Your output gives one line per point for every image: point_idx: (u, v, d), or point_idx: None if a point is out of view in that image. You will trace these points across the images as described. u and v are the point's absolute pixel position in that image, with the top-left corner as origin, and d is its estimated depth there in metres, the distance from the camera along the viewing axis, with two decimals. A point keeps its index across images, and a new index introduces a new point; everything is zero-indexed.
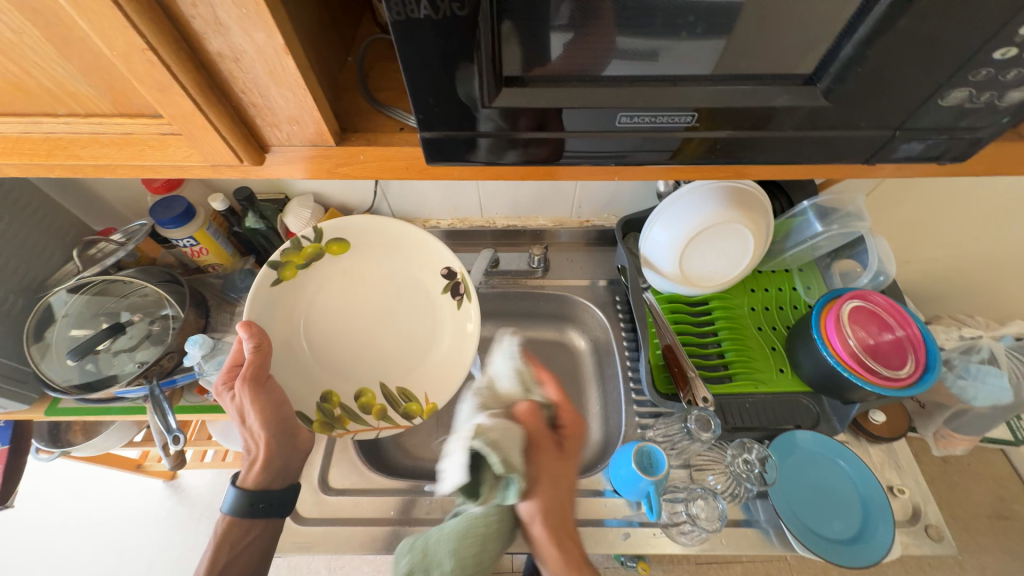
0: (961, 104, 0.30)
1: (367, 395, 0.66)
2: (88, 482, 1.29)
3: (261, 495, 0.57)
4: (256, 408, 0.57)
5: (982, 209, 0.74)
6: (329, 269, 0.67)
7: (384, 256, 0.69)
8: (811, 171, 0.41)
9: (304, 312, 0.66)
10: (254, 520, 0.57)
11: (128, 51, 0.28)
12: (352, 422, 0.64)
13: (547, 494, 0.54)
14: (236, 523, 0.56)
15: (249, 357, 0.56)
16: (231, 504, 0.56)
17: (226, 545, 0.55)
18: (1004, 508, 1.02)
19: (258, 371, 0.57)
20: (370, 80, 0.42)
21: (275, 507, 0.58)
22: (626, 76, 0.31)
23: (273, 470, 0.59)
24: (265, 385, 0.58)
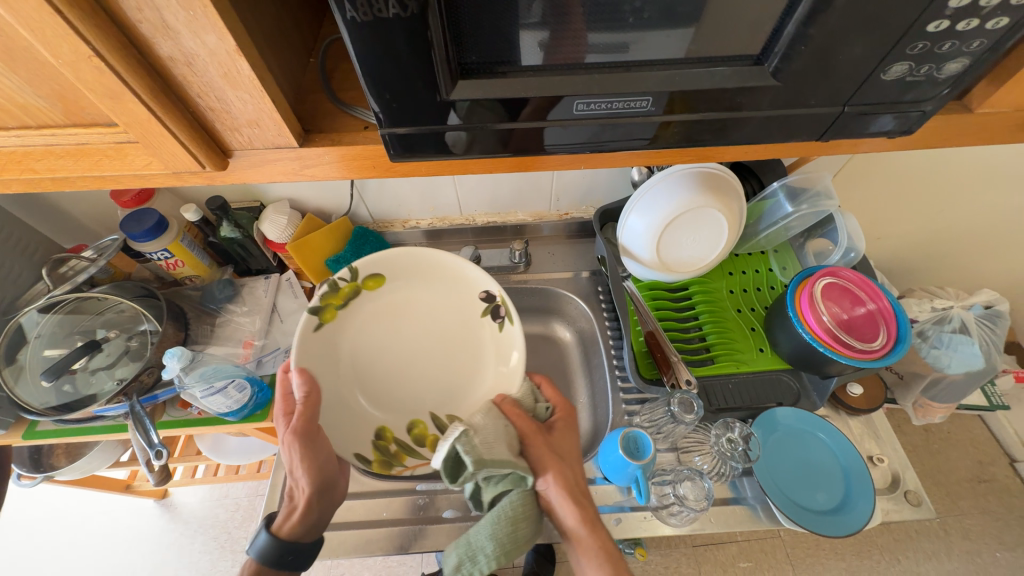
0: (903, 78, 0.32)
1: (422, 426, 0.65)
2: (76, 505, 1.26)
3: (292, 547, 0.50)
4: (304, 453, 0.53)
5: (946, 182, 0.76)
6: (369, 305, 0.66)
7: (420, 285, 0.68)
8: (772, 151, 0.42)
9: (348, 355, 0.64)
10: (284, 571, 0.50)
11: (73, 58, 0.27)
12: (409, 458, 0.62)
13: (567, 478, 0.54)
14: (264, 573, 0.50)
15: (302, 404, 0.54)
16: (260, 551, 0.50)
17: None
18: (983, 472, 1.05)
19: (309, 420, 0.54)
20: (334, 81, 0.42)
21: (304, 559, 0.51)
22: (582, 64, 0.32)
23: (309, 525, 0.53)
24: (316, 435, 0.54)
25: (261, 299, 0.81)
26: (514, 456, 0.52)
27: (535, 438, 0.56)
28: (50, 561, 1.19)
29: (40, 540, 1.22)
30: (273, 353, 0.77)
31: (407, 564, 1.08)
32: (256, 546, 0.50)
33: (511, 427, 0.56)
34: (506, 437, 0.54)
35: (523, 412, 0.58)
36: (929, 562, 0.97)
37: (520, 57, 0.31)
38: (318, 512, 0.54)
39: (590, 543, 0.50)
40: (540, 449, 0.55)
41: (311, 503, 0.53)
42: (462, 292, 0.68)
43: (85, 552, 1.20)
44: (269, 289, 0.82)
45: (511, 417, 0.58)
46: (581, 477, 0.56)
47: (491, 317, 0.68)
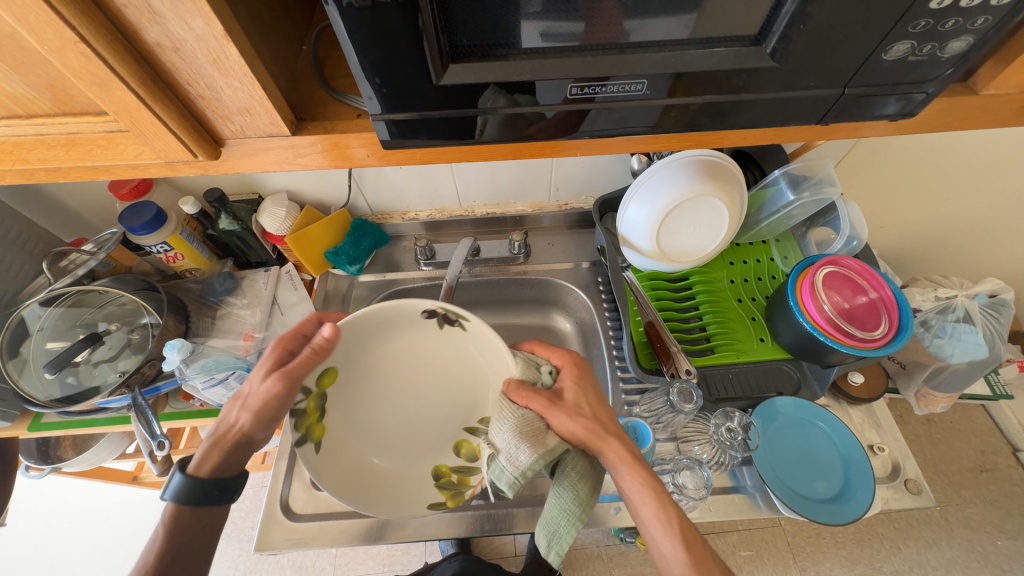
0: (905, 58, 0.31)
1: (466, 442, 0.60)
2: (84, 497, 1.28)
3: (216, 484, 0.50)
4: (268, 406, 0.51)
5: (951, 169, 0.75)
6: (349, 396, 0.58)
7: (369, 344, 0.58)
8: (772, 137, 0.41)
9: (355, 433, 0.58)
10: (203, 509, 0.50)
11: (59, 45, 0.27)
12: (473, 478, 0.57)
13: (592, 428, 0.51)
14: (185, 509, 0.49)
15: (310, 356, 0.51)
16: (175, 491, 0.49)
17: (178, 533, 0.49)
18: (986, 461, 1.05)
19: (301, 370, 0.51)
20: (327, 68, 0.41)
21: (222, 497, 0.51)
22: (576, 48, 0.31)
23: (234, 461, 0.52)
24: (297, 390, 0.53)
25: (261, 291, 0.81)
26: (541, 442, 0.50)
27: (552, 413, 0.51)
28: (61, 551, 1.21)
29: (51, 530, 1.24)
30: None
31: (411, 553, 1.10)
32: (171, 487, 0.49)
33: (525, 412, 0.52)
34: (528, 426, 0.50)
35: (533, 395, 0.52)
36: (930, 550, 0.97)
37: (518, 39, 0.31)
38: (238, 457, 0.52)
39: (633, 482, 0.48)
40: (563, 419, 0.50)
41: (233, 446, 0.52)
42: (402, 318, 0.58)
43: (95, 542, 1.22)
44: (269, 282, 0.83)
45: (522, 402, 0.52)
46: (612, 422, 0.52)
47: (449, 327, 0.59)
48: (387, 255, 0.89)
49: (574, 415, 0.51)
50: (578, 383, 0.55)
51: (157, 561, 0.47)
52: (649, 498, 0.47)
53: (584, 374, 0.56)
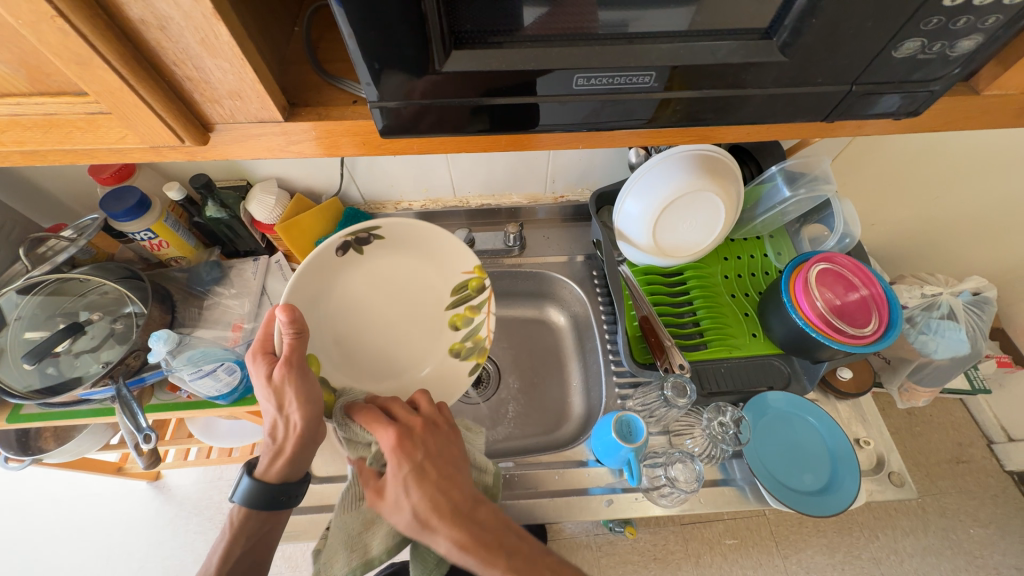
0: (915, 56, 0.30)
1: (455, 316, 0.69)
2: (67, 487, 1.26)
3: (281, 489, 0.53)
4: (296, 396, 0.51)
5: (942, 168, 0.76)
6: (338, 355, 0.62)
7: (326, 309, 0.61)
8: (774, 134, 0.41)
9: (370, 364, 0.65)
10: (271, 511, 0.53)
11: (34, 18, 0.25)
12: (481, 331, 0.70)
13: (435, 483, 0.48)
14: (252, 511, 0.53)
15: (291, 342, 0.49)
16: (245, 495, 0.52)
17: (241, 536, 0.52)
18: (962, 453, 1.08)
19: (295, 354, 0.50)
20: (320, 51, 0.40)
21: (288, 497, 0.54)
22: (582, 36, 0.30)
23: (297, 464, 0.53)
24: (307, 369, 0.52)
25: (249, 281, 0.80)
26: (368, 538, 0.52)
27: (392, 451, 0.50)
28: (45, 541, 1.20)
29: (34, 522, 1.22)
30: None
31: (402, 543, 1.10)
32: (242, 490, 0.52)
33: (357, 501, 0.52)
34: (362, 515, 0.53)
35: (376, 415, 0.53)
36: (906, 538, 1.00)
37: (523, 25, 0.30)
38: (301, 458, 0.53)
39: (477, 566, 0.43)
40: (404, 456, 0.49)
41: (288, 455, 0.52)
42: (326, 266, 0.60)
43: (79, 533, 1.20)
44: (258, 272, 0.81)
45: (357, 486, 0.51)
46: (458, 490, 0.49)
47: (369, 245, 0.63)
48: None
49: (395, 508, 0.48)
50: (425, 452, 0.51)
51: (220, 564, 0.50)
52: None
53: (437, 440, 0.53)
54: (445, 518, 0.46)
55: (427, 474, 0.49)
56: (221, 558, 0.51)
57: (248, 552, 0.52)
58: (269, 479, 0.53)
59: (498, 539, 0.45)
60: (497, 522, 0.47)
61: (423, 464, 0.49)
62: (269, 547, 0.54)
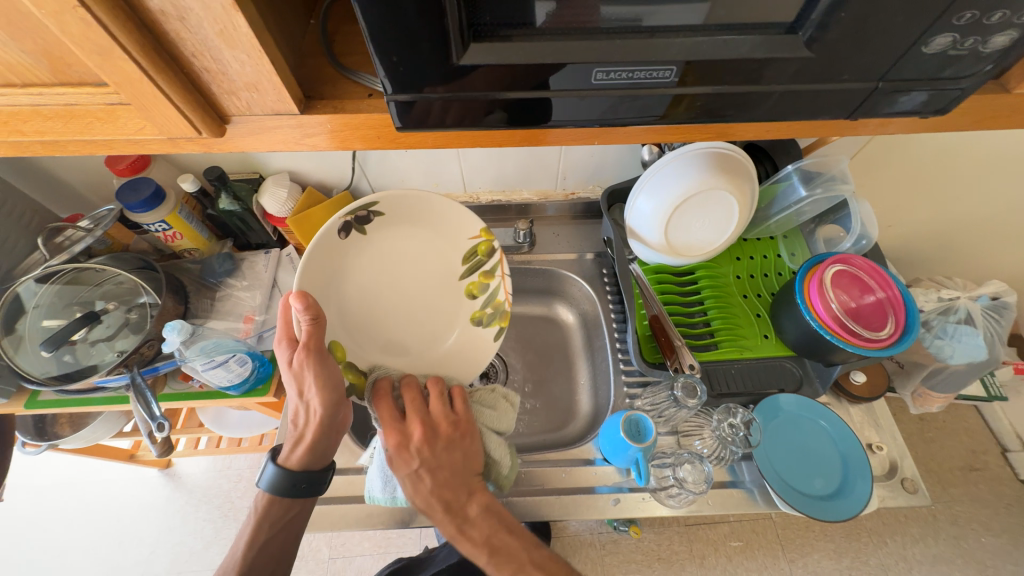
0: (945, 52, 0.30)
1: (471, 285, 0.69)
2: (81, 473, 1.28)
3: (301, 478, 0.53)
4: (317, 381, 0.51)
5: (964, 168, 0.74)
6: (358, 340, 0.62)
7: (337, 294, 0.61)
8: (794, 132, 0.40)
9: (390, 344, 0.65)
10: (293, 500, 0.53)
11: (58, 8, 0.25)
12: (498, 296, 0.69)
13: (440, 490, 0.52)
14: (275, 500, 0.53)
15: (308, 328, 0.50)
16: (269, 483, 0.53)
17: (265, 523, 0.53)
18: (975, 461, 1.06)
19: (314, 339, 0.50)
20: (335, 44, 0.40)
21: (311, 487, 0.54)
22: (602, 30, 0.30)
23: (317, 451, 0.54)
24: (327, 355, 0.52)
25: (261, 274, 0.80)
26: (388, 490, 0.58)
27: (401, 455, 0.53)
28: (59, 525, 1.22)
29: (49, 506, 1.25)
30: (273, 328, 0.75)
31: (406, 536, 1.11)
32: (267, 478, 0.53)
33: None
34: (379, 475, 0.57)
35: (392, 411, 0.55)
36: (916, 545, 0.99)
37: (541, 18, 0.30)
38: (322, 444, 0.54)
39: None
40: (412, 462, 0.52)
41: (308, 440, 0.53)
42: (331, 249, 0.59)
43: (92, 517, 1.23)
44: (269, 264, 0.81)
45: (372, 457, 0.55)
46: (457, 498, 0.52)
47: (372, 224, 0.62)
48: None
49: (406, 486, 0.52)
50: (443, 449, 0.54)
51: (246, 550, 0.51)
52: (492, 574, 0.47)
53: (457, 440, 0.55)
54: (446, 513, 0.50)
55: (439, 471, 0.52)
56: (246, 545, 0.52)
57: (274, 538, 0.52)
58: (292, 466, 0.54)
59: (486, 535, 0.49)
60: (490, 520, 0.51)
61: (427, 470, 0.52)
62: (294, 536, 0.54)
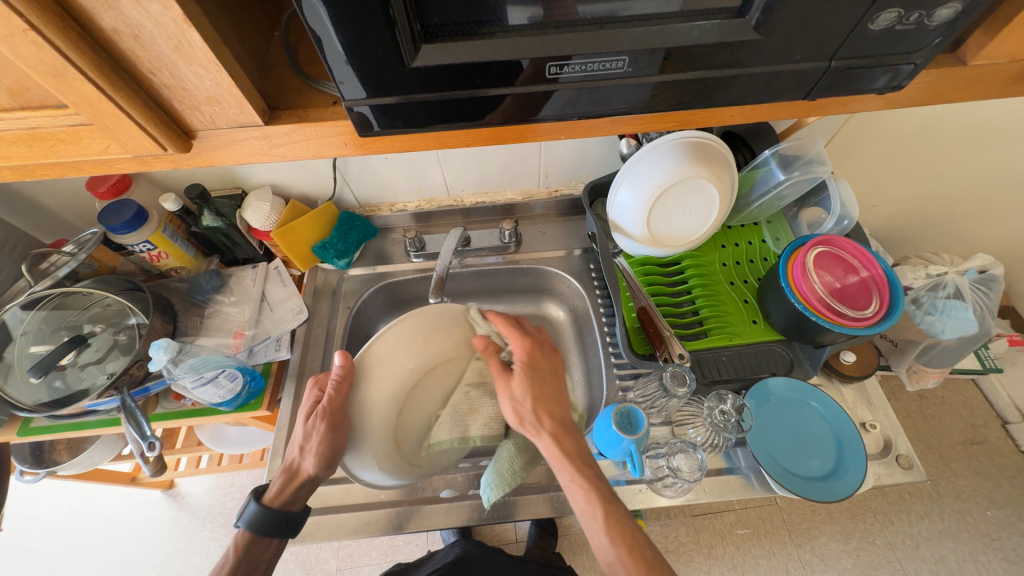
0: (893, 27, 0.30)
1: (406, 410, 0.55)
2: (83, 499, 1.28)
3: (285, 516, 0.53)
4: (319, 444, 0.51)
5: (941, 143, 0.75)
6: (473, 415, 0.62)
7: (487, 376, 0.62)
8: (758, 116, 0.40)
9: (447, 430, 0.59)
10: (273, 538, 0.53)
11: (7, 32, 0.25)
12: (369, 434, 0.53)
13: (544, 411, 0.53)
14: (255, 537, 0.53)
15: (333, 390, 0.52)
16: (249, 520, 0.53)
17: (243, 559, 0.52)
18: (976, 434, 1.06)
19: (337, 407, 0.52)
20: (299, 55, 0.40)
21: (291, 529, 0.54)
22: (553, 24, 0.30)
23: (303, 493, 0.55)
24: (342, 425, 0.52)
25: (249, 288, 0.80)
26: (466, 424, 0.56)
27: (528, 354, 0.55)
28: (63, 552, 1.22)
29: (52, 534, 1.24)
30: (264, 341, 0.76)
31: (413, 543, 1.11)
32: (246, 516, 0.53)
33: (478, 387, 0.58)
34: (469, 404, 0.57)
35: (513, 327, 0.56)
36: (921, 522, 0.99)
37: (503, 16, 0.30)
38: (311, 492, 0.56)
39: (564, 476, 0.51)
40: (540, 364, 0.55)
41: (303, 488, 0.55)
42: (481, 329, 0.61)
43: (97, 542, 1.22)
44: (257, 279, 0.81)
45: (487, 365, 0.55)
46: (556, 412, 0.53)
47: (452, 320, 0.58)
48: (377, 247, 0.88)
49: (537, 397, 0.53)
50: (548, 367, 0.56)
51: None
52: (578, 492, 0.50)
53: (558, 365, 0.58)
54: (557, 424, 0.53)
55: (549, 387, 0.54)
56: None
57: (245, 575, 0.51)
58: (274, 505, 0.54)
59: (584, 454, 0.52)
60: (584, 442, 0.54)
61: (547, 373, 0.55)
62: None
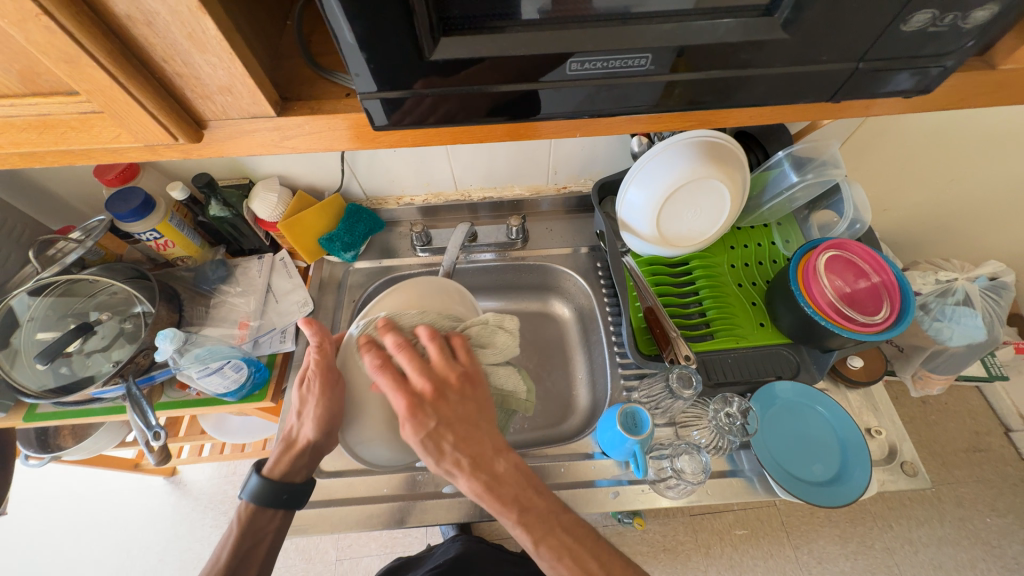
0: (925, 29, 0.29)
1: None
2: (86, 484, 1.29)
3: (286, 487, 0.53)
4: (315, 409, 0.50)
5: (958, 148, 0.73)
6: None
7: None
8: (777, 117, 0.39)
9: None
10: (276, 509, 0.53)
11: (19, 16, 0.25)
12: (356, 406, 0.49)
13: (446, 463, 0.45)
14: (258, 509, 0.53)
15: (314, 355, 0.50)
16: (252, 493, 0.53)
17: (248, 532, 0.52)
18: (979, 442, 1.06)
19: (323, 370, 0.50)
20: (312, 45, 0.39)
21: (296, 499, 0.54)
22: (574, 19, 0.30)
23: (303, 464, 0.54)
24: (332, 389, 0.50)
25: (255, 279, 0.80)
26: None
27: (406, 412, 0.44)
28: (66, 536, 1.23)
29: (55, 518, 1.25)
30: (269, 333, 0.76)
31: (413, 536, 1.12)
32: (249, 488, 0.53)
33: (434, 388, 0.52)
34: None
35: (388, 374, 0.45)
36: (921, 528, 0.99)
37: (519, 10, 0.29)
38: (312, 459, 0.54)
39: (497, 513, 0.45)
40: (421, 420, 0.44)
41: (303, 456, 0.54)
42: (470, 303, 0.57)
43: (99, 527, 1.23)
44: (263, 270, 0.81)
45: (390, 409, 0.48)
46: (461, 457, 0.45)
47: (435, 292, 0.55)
48: (383, 241, 0.87)
49: (430, 455, 0.44)
50: (441, 417, 0.45)
51: (228, 557, 0.51)
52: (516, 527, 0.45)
53: (461, 406, 0.46)
54: (469, 473, 0.45)
55: (449, 440, 0.45)
56: (229, 554, 0.51)
57: (253, 547, 0.52)
58: (275, 475, 0.54)
59: (513, 493, 0.45)
60: (518, 476, 0.46)
61: (439, 424, 0.45)
62: (271, 551, 0.53)
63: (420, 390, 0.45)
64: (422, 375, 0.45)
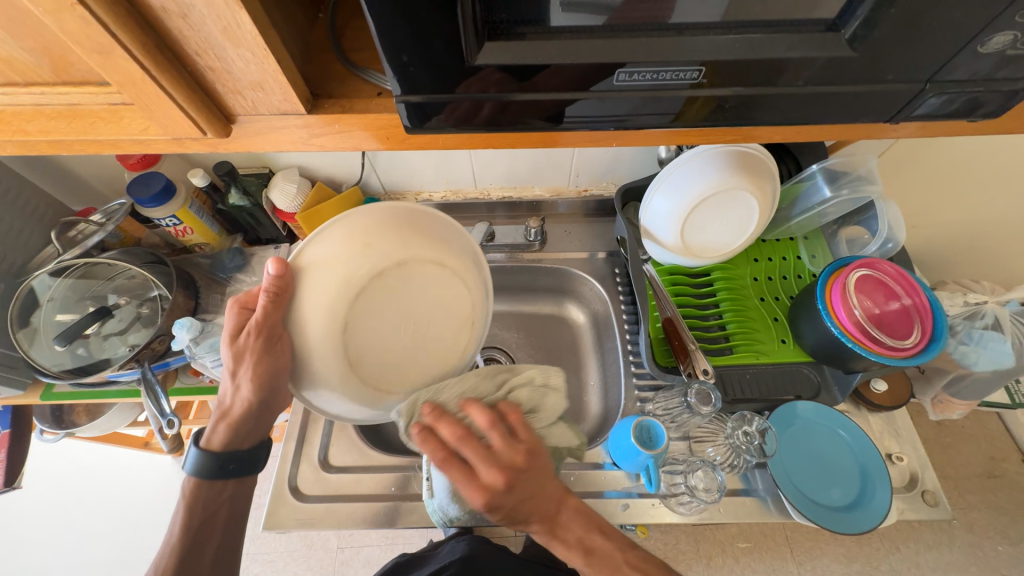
0: (1004, 51, 0.27)
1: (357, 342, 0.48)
2: (98, 459, 1.31)
3: (230, 457, 0.52)
4: (251, 367, 0.48)
5: (1001, 170, 0.71)
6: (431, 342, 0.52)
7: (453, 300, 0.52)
8: (826, 134, 0.38)
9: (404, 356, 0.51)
10: (223, 481, 0.52)
11: (55, 6, 0.24)
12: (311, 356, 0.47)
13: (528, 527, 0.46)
14: (204, 483, 0.51)
15: (263, 304, 0.45)
16: (193, 467, 0.51)
17: (197, 505, 0.51)
18: (994, 468, 0.98)
19: (266, 326, 0.46)
20: (344, 39, 0.38)
21: (245, 467, 0.53)
22: (625, 28, 0.28)
23: (242, 432, 0.53)
24: (271, 345, 0.47)
25: None
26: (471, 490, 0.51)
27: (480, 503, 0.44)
28: (78, 508, 1.26)
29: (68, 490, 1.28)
30: None
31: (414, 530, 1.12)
32: (188, 462, 0.51)
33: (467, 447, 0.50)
34: None
35: (455, 467, 0.44)
36: None
37: (548, 17, 0.28)
38: (248, 425, 0.53)
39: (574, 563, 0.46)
40: (498, 505, 0.44)
41: (243, 422, 0.53)
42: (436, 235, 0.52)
43: (109, 502, 1.26)
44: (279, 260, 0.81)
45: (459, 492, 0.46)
46: (537, 521, 0.46)
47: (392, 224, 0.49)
48: None
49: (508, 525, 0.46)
50: (516, 498, 0.45)
51: (183, 532, 0.50)
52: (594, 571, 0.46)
53: (530, 480, 0.45)
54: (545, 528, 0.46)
55: (525, 512, 0.45)
56: (180, 528, 0.50)
57: (207, 522, 0.51)
58: (215, 445, 0.52)
59: (581, 539, 0.46)
60: (582, 519, 0.47)
61: (513, 503, 0.45)
62: (229, 524, 0.52)
63: (493, 481, 0.44)
64: (490, 467, 0.44)
